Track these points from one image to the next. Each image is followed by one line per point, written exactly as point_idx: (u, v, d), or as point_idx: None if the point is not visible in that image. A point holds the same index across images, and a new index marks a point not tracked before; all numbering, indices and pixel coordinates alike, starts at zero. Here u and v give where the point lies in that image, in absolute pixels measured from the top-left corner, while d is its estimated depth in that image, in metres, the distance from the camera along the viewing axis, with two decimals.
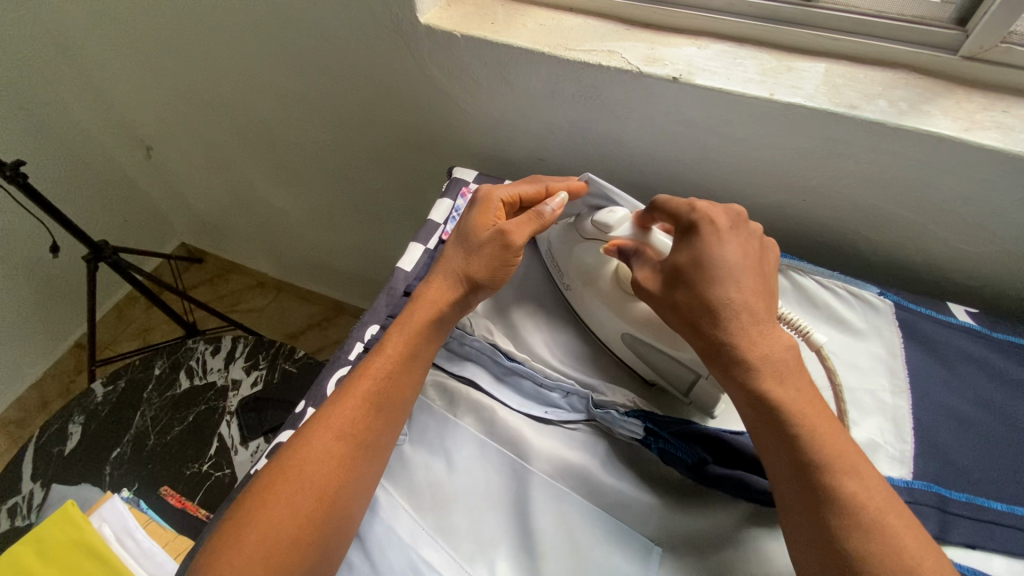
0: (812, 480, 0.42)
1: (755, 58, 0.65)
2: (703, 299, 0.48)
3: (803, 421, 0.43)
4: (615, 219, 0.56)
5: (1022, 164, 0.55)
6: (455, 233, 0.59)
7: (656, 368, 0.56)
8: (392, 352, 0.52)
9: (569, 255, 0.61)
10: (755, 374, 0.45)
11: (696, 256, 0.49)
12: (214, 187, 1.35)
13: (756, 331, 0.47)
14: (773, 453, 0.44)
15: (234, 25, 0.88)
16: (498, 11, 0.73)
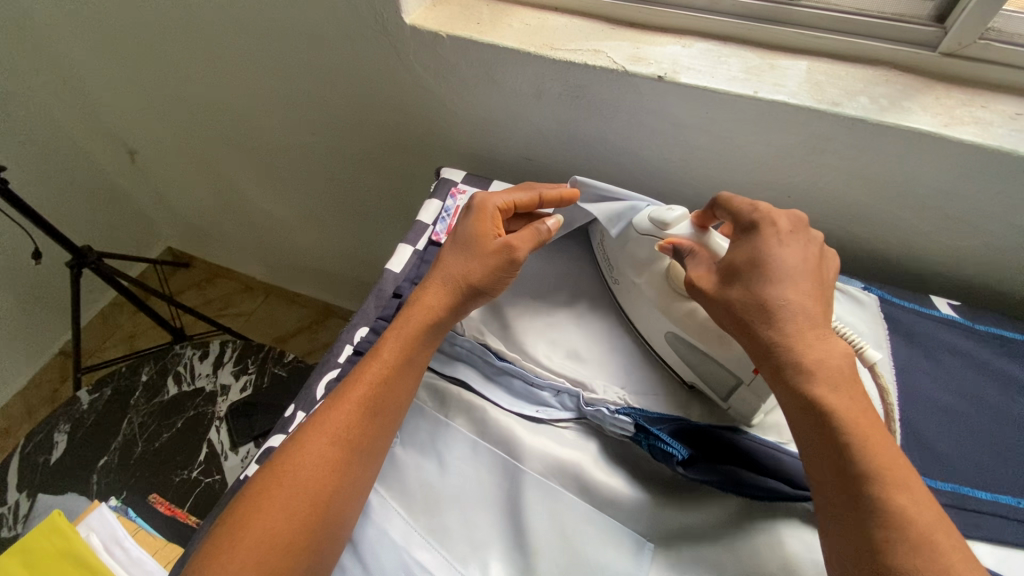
0: (860, 490, 0.41)
1: (739, 56, 0.65)
2: (756, 298, 0.47)
3: (856, 430, 0.42)
4: (672, 217, 0.55)
5: (1000, 158, 0.56)
6: (453, 241, 0.58)
7: (695, 371, 0.54)
8: (387, 358, 0.52)
9: (624, 252, 0.60)
10: (811, 377, 0.44)
11: (756, 255, 0.49)
12: (199, 191, 1.33)
13: (812, 334, 0.46)
14: (816, 460, 0.43)
15: (216, 26, 0.87)
16: (484, 11, 0.73)
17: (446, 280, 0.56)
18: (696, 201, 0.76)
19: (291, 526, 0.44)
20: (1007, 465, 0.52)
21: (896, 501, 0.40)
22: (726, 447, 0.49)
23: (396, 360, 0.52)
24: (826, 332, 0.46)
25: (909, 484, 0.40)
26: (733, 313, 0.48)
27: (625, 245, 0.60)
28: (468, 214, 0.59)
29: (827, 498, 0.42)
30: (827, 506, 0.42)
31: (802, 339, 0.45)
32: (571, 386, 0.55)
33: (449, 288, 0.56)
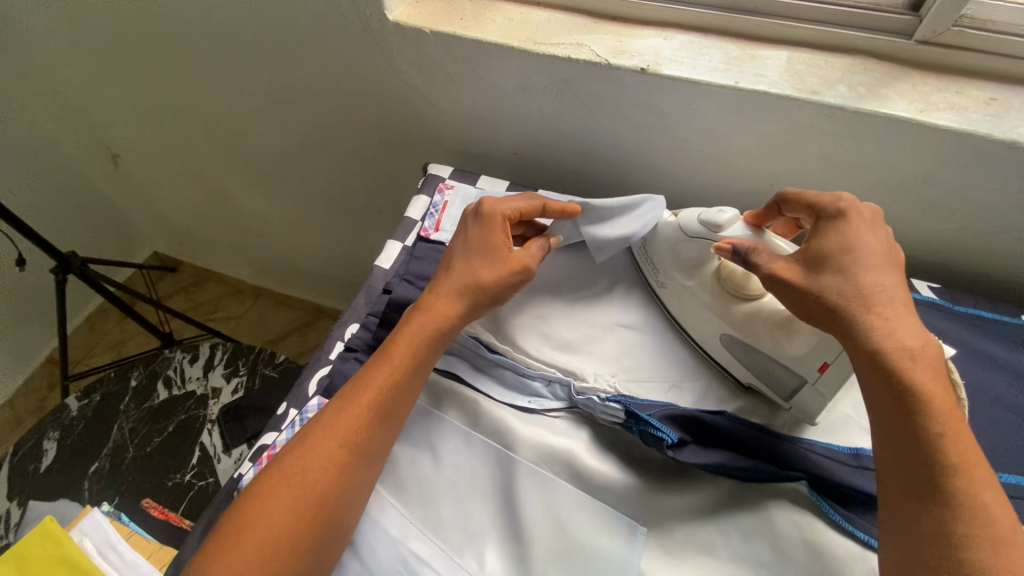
0: (950, 484, 0.40)
1: (720, 47, 0.66)
2: (853, 285, 0.47)
3: (949, 423, 0.42)
4: (725, 218, 0.54)
5: (974, 142, 0.57)
6: (463, 244, 0.56)
7: (753, 371, 0.54)
8: (397, 362, 0.51)
9: (669, 254, 0.59)
10: (913, 363, 0.43)
11: (848, 243, 0.48)
12: (185, 194, 1.32)
13: (902, 321, 0.45)
14: (896, 447, 0.42)
15: (198, 26, 0.86)
16: (467, 7, 0.74)
17: (454, 288, 0.54)
18: (681, 192, 0.77)
19: (290, 531, 0.44)
20: (988, 441, 0.54)
21: (981, 498, 0.39)
22: (718, 431, 0.50)
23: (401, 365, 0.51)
24: (916, 321, 0.46)
25: (990, 484, 0.40)
26: (825, 301, 0.47)
27: (672, 246, 0.59)
28: (476, 219, 0.57)
29: (905, 491, 0.41)
30: (901, 500, 0.41)
31: (903, 324, 0.45)
32: (562, 376, 0.56)
33: (458, 297, 0.54)
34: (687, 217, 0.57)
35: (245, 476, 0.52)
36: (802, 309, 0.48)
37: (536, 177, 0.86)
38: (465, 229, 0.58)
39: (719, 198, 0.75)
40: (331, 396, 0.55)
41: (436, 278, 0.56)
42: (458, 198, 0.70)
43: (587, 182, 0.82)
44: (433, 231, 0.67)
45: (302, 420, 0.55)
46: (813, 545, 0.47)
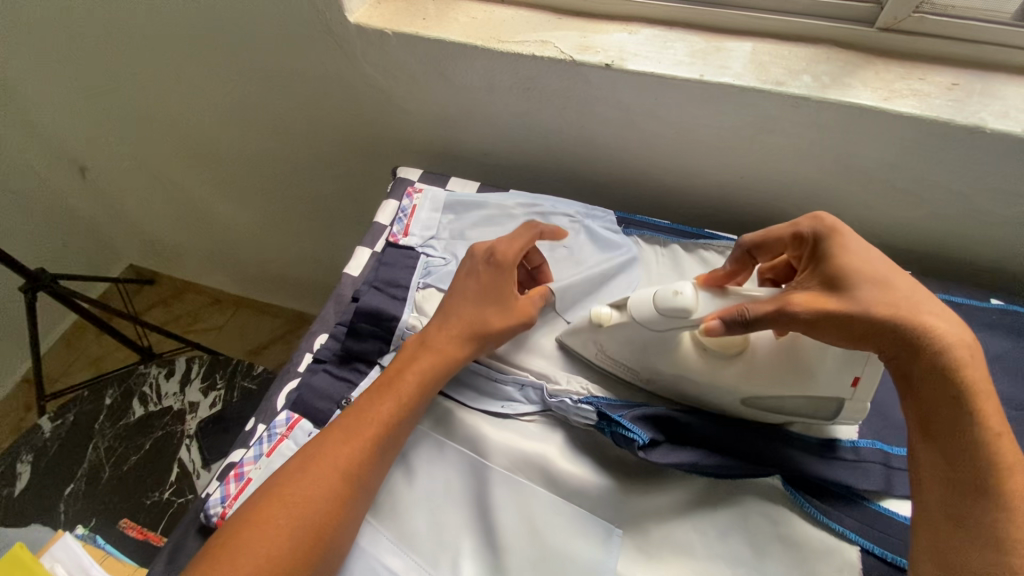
0: (1000, 487, 0.38)
1: (685, 40, 0.66)
2: (887, 294, 0.44)
3: (998, 423, 0.40)
4: (686, 301, 0.48)
5: (937, 129, 0.57)
6: (474, 292, 0.54)
7: (788, 411, 0.51)
8: (404, 395, 0.50)
9: (632, 348, 0.52)
10: (960, 364, 0.41)
11: (861, 255, 0.46)
12: (156, 205, 1.29)
13: (941, 320, 0.43)
14: (936, 444, 0.41)
15: (158, 34, 0.84)
16: (430, 6, 0.72)
17: (464, 330, 0.53)
18: (654, 188, 0.76)
19: (283, 561, 0.42)
20: None
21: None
22: (690, 429, 0.50)
23: (409, 391, 0.50)
24: (953, 316, 0.44)
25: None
26: (865, 318, 0.43)
27: (634, 342, 0.52)
28: (482, 264, 0.55)
29: (950, 494, 0.40)
30: (949, 506, 0.40)
31: (946, 328, 0.43)
32: (535, 380, 0.55)
33: (467, 340, 0.53)
34: (640, 309, 0.50)
35: (210, 498, 0.50)
36: (842, 331, 0.44)
37: (509, 177, 0.85)
38: (470, 271, 0.55)
39: (690, 192, 0.74)
40: (299, 409, 0.55)
41: (442, 314, 0.54)
42: (426, 201, 0.69)
43: (559, 181, 0.81)
44: (402, 236, 0.66)
45: (270, 436, 0.53)
46: (787, 539, 0.47)
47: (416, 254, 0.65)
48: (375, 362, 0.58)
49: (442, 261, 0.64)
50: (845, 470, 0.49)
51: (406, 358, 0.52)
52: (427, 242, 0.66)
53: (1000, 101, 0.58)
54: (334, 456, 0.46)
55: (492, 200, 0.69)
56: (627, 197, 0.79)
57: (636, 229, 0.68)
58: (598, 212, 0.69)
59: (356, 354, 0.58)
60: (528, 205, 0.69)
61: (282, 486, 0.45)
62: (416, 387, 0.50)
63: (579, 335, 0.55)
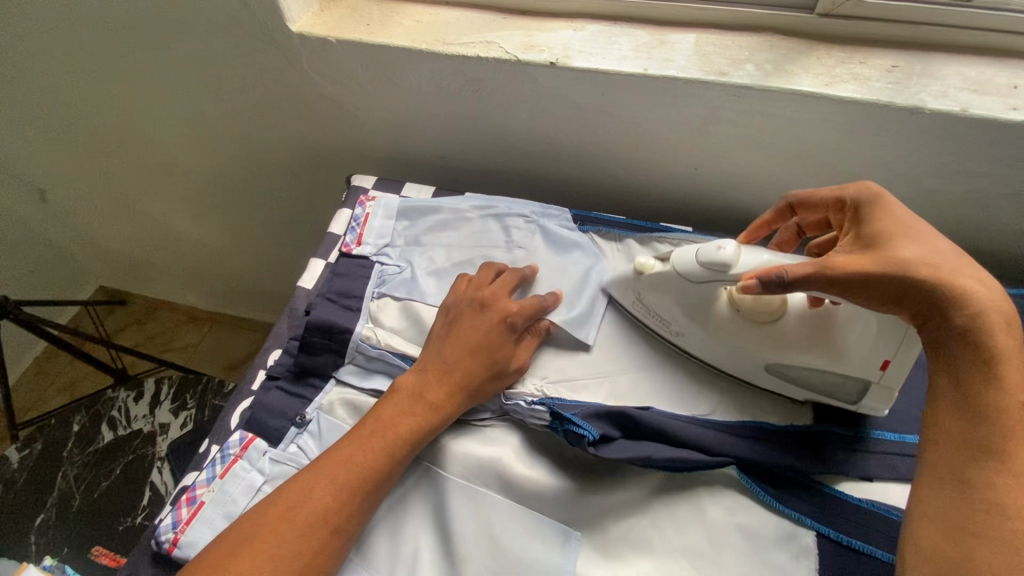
0: (1010, 451, 0.37)
1: (630, 35, 0.65)
2: (929, 256, 0.43)
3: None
4: (730, 256, 0.48)
5: (878, 113, 0.58)
6: (478, 346, 0.52)
7: (811, 387, 0.51)
8: (390, 448, 0.47)
9: (669, 299, 0.54)
10: (993, 332, 0.40)
11: (905, 219, 0.45)
12: (119, 225, 1.27)
13: (981, 288, 0.41)
14: (953, 403, 0.40)
15: (100, 51, 0.82)
16: (374, 11, 0.72)
17: (465, 387, 0.51)
18: (611, 183, 0.76)
19: None
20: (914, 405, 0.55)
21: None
22: (646, 424, 0.50)
23: (400, 446, 0.48)
24: (996, 287, 0.42)
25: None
26: (902, 279, 0.42)
27: (673, 293, 0.54)
28: (497, 325, 0.53)
29: (957, 454, 0.39)
30: (953, 468, 0.38)
31: (986, 292, 0.41)
32: None
33: (467, 399, 0.51)
34: (683, 260, 0.52)
35: (162, 523, 0.50)
36: (873, 294, 0.44)
37: (468, 179, 0.84)
38: (485, 325, 0.53)
39: (646, 185, 0.74)
40: (253, 429, 0.54)
41: (440, 361, 0.51)
42: (380, 208, 0.68)
43: (518, 180, 0.81)
44: (355, 246, 0.65)
45: (223, 457, 0.53)
46: (746, 529, 0.47)
47: (370, 263, 0.64)
48: (330, 375, 0.57)
49: (396, 269, 0.63)
50: (800, 455, 0.49)
51: (400, 407, 0.50)
52: (381, 250, 0.65)
53: (939, 81, 0.58)
54: (321, 503, 0.44)
55: (446, 205, 0.68)
56: (585, 193, 0.79)
57: (592, 227, 0.67)
58: (554, 211, 0.68)
59: (309, 369, 0.57)
60: (484, 207, 0.68)
61: (258, 524, 0.44)
62: (407, 442, 0.48)
63: (620, 283, 0.58)
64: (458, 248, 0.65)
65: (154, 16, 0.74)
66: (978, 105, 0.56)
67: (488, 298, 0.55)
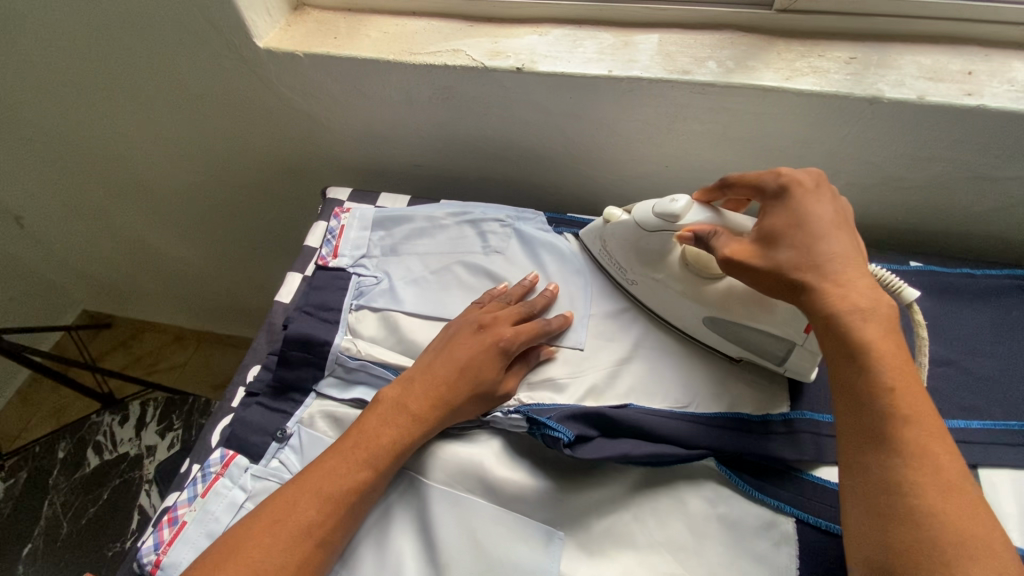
0: (898, 436, 0.38)
1: (595, 37, 0.66)
2: (804, 255, 0.45)
3: (897, 373, 0.40)
4: (679, 207, 0.52)
5: (839, 104, 0.59)
6: (463, 366, 0.52)
7: (743, 344, 0.53)
8: (371, 461, 0.47)
9: (628, 247, 0.57)
10: (860, 322, 0.41)
11: (798, 213, 0.47)
12: (98, 247, 1.25)
13: (848, 284, 0.43)
14: (843, 394, 0.41)
15: (68, 75, 0.82)
16: (341, 24, 0.72)
17: (446, 402, 0.51)
18: (585, 184, 0.77)
19: None
20: None
21: (930, 448, 0.38)
22: (621, 421, 0.50)
23: (383, 457, 0.48)
24: (869, 281, 0.43)
25: (941, 434, 0.38)
26: (781, 275, 0.46)
27: (631, 242, 0.57)
28: (490, 347, 0.53)
29: (852, 443, 0.40)
30: (848, 457, 0.40)
31: (857, 286, 0.43)
32: None
33: (449, 415, 0.51)
34: (641, 211, 0.55)
35: (144, 545, 0.50)
36: (760, 286, 0.47)
37: (444, 186, 0.85)
38: (476, 345, 0.53)
39: (619, 184, 0.75)
40: (234, 445, 0.54)
41: (427, 373, 0.52)
42: (355, 220, 0.69)
43: (493, 185, 0.81)
44: (331, 258, 0.66)
45: (204, 476, 0.52)
46: (725, 518, 0.48)
47: (347, 275, 0.64)
48: (310, 389, 0.57)
49: (373, 280, 0.64)
50: (777, 444, 0.50)
51: (384, 418, 0.50)
52: (358, 261, 0.66)
53: (896, 71, 0.59)
54: (302, 518, 0.44)
55: (421, 213, 0.68)
56: (560, 194, 0.80)
57: (565, 228, 0.68)
58: (529, 215, 0.68)
59: (289, 383, 0.57)
60: (459, 214, 0.68)
61: (237, 544, 0.43)
62: (389, 453, 0.48)
63: (593, 232, 0.61)
64: (434, 256, 0.66)
65: (120, 37, 0.74)
66: (936, 91, 0.57)
67: (489, 321, 0.55)
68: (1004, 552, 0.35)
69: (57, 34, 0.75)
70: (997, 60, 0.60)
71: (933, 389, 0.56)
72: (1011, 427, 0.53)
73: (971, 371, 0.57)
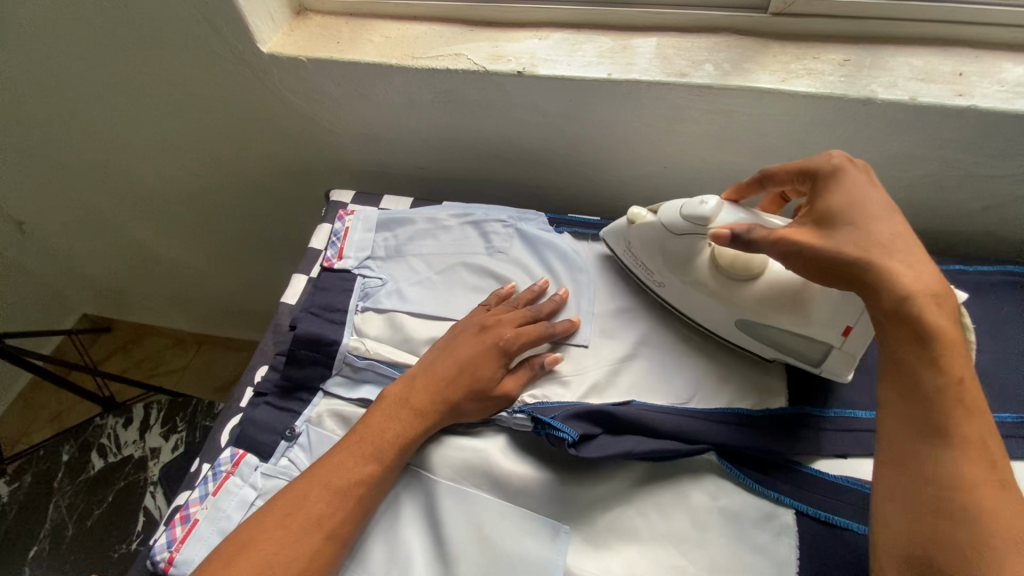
0: (963, 430, 0.38)
1: (593, 41, 0.67)
2: (866, 235, 0.44)
3: (962, 363, 0.40)
4: (709, 210, 0.52)
5: (833, 105, 0.60)
6: (465, 366, 0.53)
7: (777, 347, 0.54)
8: (382, 455, 0.49)
9: (654, 249, 0.57)
10: (932, 308, 0.41)
11: (857, 193, 0.46)
12: (99, 251, 1.26)
13: (914, 270, 0.43)
14: (908, 382, 0.41)
15: (72, 81, 0.83)
16: (343, 29, 0.73)
17: (447, 399, 0.51)
18: (585, 185, 0.78)
19: None
20: None
21: (987, 444, 0.38)
22: (623, 418, 0.51)
23: (385, 451, 0.49)
24: (932, 268, 0.43)
25: (995, 432, 0.39)
26: (841, 253, 0.44)
27: (657, 244, 0.57)
28: (490, 347, 0.54)
29: (911, 433, 0.39)
30: (907, 444, 0.39)
31: (923, 275, 0.42)
32: None
33: (449, 413, 0.52)
34: (668, 212, 0.56)
35: (157, 542, 0.50)
36: (812, 264, 0.46)
37: (446, 188, 0.86)
38: (477, 345, 0.54)
39: (619, 185, 0.76)
40: (243, 444, 0.55)
41: (431, 370, 0.53)
42: (359, 222, 0.70)
43: (494, 186, 0.82)
44: (336, 259, 0.67)
45: (215, 474, 0.53)
46: (727, 511, 0.49)
47: (352, 276, 0.65)
48: (317, 388, 0.58)
49: (378, 281, 0.64)
50: (776, 438, 0.51)
51: (388, 413, 0.51)
52: (363, 263, 0.66)
53: (889, 73, 0.61)
54: (311, 510, 0.45)
55: (423, 215, 0.69)
56: (560, 195, 0.81)
57: (567, 228, 0.69)
58: (531, 215, 0.69)
59: (297, 382, 0.58)
60: (462, 215, 0.69)
61: (248, 537, 0.44)
62: (396, 448, 0.49)
63: (616, 234, 0.61)
64: (438, 256, 0.67)
65: (125, 43, 0.75)
66: (927, 92, 0.59)
67: (492, 322, 0.56)
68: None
69: (61, 40, 0.76)
70: (987, 62, 0.61)
71: None
72: (1004, 420, 0.54)
73: None
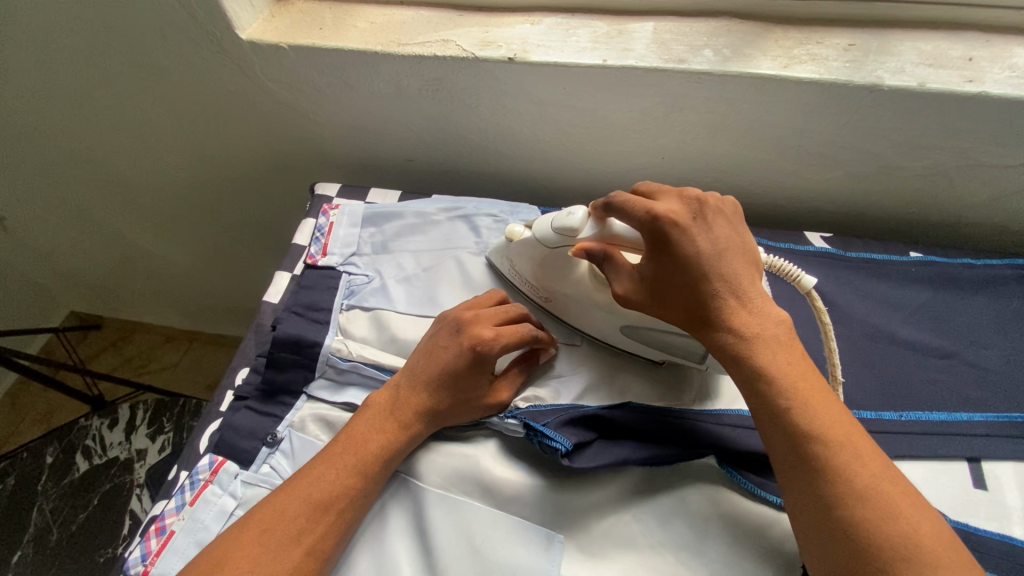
0: (817, 452, 0.40)
1: (588, 26, 0.64)
2: (694, 286, 0.46)
3: (794, 392, 0.42)
4: (575, 220, 0.52)
5: (838, 93, 0.58)
6: (440, 375, 0.49)
7: (658, 347, 0.53)
8: (362, 467, 0.46)
9: (534, 264, 0.57)
10: (750, 352, 0.44)
11: (679, 250, 0.46)
12: (80, 249, 1.22)
13: (742, 312, 0.45)
14: (764, 421, 0.43)
15: (41, 71, 0.79)
16: (326, 15, 0.70)
17: (431, 409, 0.49)
18: (578, 176, 0.76)
19: None
20: (887, 383, 0.55)
21: (847, 459, 0.40)
22: (618, 424, 0.50)
23: (369, 464, 0.47)
24: (761, 304, 0.46)
25: (852, 441, 0.40)
26: (680, 306, 0.47)
27: (536, 258, 0.57)
28: (466, 352, 0.50)
29: (783, 466, 0.41)
30: (786, 476, 0.41)
31: (745, 316, 0.45)
32: None
33: (434, 420, 0.49)
34: (542, 227, 0.55)
35: (131, 556, 0.48)
36: (663, 315, 0.48)
37: (436, 179, 0.82)
38: (453, 352, 0.50)
39: (614, 176, 0.74)
40: (223, 451, 0.53)
41: (412, 376, 0.50)
42: (344, 216, 0.66)
43: (485, 177, 0.79)
44: (320, 256, 0.63)
45: (192, 484, 0.51)
46: (728, 519, 0.47)
47: (338, 273, 0.62)
48: (300, 392, 0.56)
49: (364, 278, 0.62)
50: None
51: (372, 423, 0.48)
52: (348, 260, 0.64)
53: (896, 57, 0.58)
54: (291, 526, 0.43)
55: (412, 209, 0.66)
56: (554, 185, 0.78)
57: None
58: (523, 208, 0.67)
59: (279, 386, 0.56)
60: (450, 209, 0.67)
61: (227, 553, 0.42)
62: (379, 459, 0.47)
63: (498, 252, 0.61)
64: (426, 253, 0.64)
65: (94, 32, 0.71)
66: (936, 78, 0.56)
67: (469, 319, 0.52)
68: (937, 545, 0.37)
69: (27, 31, 0.73)
70: (997, 45, 0.58)
71: (936, 381, 0.55)
72: (1015, 419, 0.52)
73: (973, 360, 0.56)
